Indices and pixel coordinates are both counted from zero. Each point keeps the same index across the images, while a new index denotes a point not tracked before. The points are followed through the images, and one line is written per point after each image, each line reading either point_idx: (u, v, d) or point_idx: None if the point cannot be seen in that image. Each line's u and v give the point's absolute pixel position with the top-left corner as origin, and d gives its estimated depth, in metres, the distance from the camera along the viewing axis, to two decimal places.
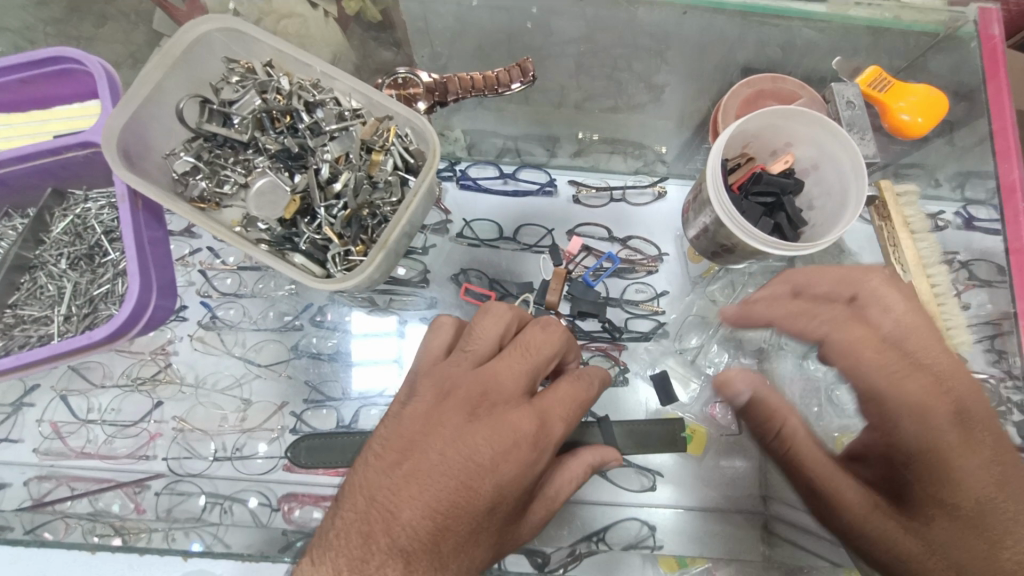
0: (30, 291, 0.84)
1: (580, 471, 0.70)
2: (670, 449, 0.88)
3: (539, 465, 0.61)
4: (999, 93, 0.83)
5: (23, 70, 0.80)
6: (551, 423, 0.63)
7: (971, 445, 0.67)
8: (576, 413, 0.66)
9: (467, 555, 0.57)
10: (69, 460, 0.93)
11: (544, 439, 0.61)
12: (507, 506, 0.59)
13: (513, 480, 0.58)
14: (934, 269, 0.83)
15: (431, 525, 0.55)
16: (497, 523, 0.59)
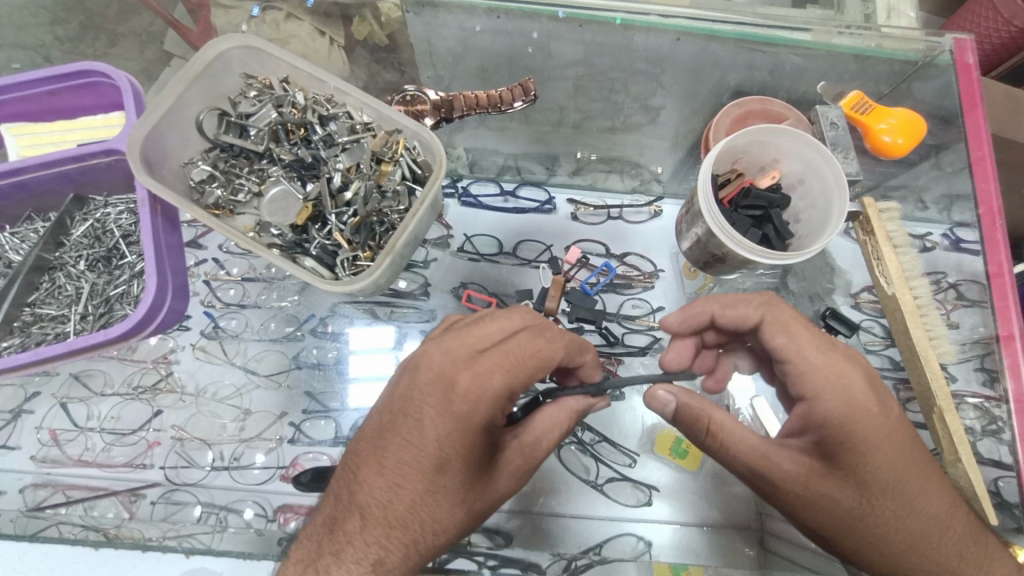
0: (48, 290, 0.86)
1: (561, 420, 0.70)
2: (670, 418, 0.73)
3: (483, 415, 0.62)
4: (977, 126, 0.87)
5: (49, 83, 0.84)
6: (487, 379, 0.62)
7: (820, 505, 0.65)
8: (528, 370, 0.65)
9: (426, 512, 0.60)
10: (65, 467, 0.92)
11: (479, 395, 0.62)
12: (458, 459, 0.61)
13: (455, 430, 0.61)
14: (916, 282, 0.86)
15: (381, 484, 0.60)
16: (454, 478, 0.61)
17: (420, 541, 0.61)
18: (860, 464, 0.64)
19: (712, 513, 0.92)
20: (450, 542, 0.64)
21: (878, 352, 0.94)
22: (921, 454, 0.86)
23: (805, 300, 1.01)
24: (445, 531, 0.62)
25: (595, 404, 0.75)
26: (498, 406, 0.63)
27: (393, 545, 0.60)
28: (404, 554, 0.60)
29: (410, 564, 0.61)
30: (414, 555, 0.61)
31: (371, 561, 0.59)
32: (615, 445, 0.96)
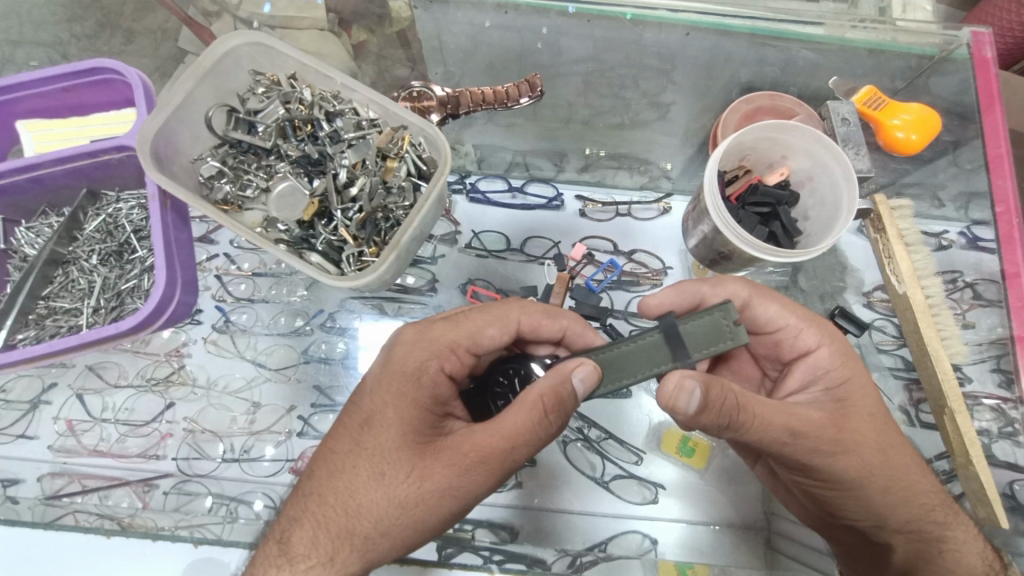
0: (62, 284, 0.88)
1: (525, 400, 0.61)
2: (711, 346, 0.64)
3: (415, 369, 0.65)
4: (994, 126, 0.85)
5: (64, 79, 0.85)
6: (427, 329, 0.68)
7: (853, 488, 0.66)
8: (475, 323, 0.69)
9: (343, 486, 0.60)
10: (81, 457, 0.95)
11: (417, 346, 0.66)
12: (381, 422, 0.62)
13: (384, 386, 0.64)
14: (928, 281, 0.85)
15: (320, 448, 0.64)
16: (373, 446, 0.61)
17: (335, 521, 0.60)
18: (867, 408, 0.67)
19: (719, 512, 0.92)
20: (373, 539, 0.59)
21: (890, 352, 0.92)
22: (933, 456, 0.84)
23: (815, 299, 0.99)
24: (360, 513, 0.59)
25: (574, 370, 0.63)
26: (436, 361, 0.66)
27: (307, 519, 0.60)
28: (317, 534, 0.60)
29: (321, 549, 0.59)
30: (327, 539, 0.59)
31: (289, 539, 0.60)
32: (622, 442, 0.96)
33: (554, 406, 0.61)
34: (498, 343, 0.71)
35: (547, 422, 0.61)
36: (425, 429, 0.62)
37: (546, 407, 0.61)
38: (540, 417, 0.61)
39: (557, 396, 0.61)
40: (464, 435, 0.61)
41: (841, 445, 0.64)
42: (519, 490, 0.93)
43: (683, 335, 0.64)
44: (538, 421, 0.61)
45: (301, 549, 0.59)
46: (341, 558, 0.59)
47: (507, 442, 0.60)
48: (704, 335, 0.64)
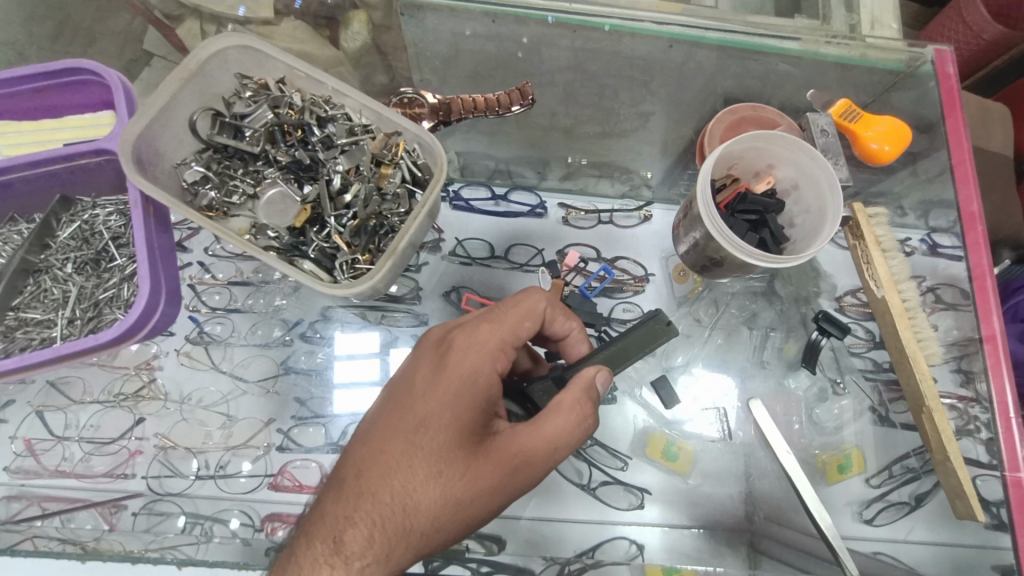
0: (34, 294, 0.83)
1: (568, 404, 0.65)
2: (650, 346, 0.76)
3: (469, 372, 0.64)
4: (956, 127, 0.90)
5: (35, 80, 0.81)
6: (479, 330, 0.66)
7: None
8: (521, 323, 0.69)
9: (401, 486, 0.59)
10: (41, 479, 0.89)
11: (472, 348, 0.65)
12: (438, 424, 0.61)
13: (440, 388, 0.62)
14: (904, 285, 0.88)
15: (367, 446, 0.61)
16: (428, 447, 0.60)
17: (391, 520, 0.58)
18: None
19: (703, 515, 0.94)
20: (427, 535, 0.59)
21: (861, 354, 0.99)
22: (908, 451, 0.91)
23: (791, 304, 1.04)
24: (417, 512, 0.59)
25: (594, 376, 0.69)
26: (490, 364, 0.65)
27: (360, 519, 0.58)
28: (373, 533, 0.58)
29: (375, 547, 0.58)
30: (383, 537, 0.58)
31: (341, 537, 0.57)
32: (608, 449, 0.97)
33: (587, 403, 0.66)
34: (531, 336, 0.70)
35: (585, 423, 0.66)
36: (478, 429, 0.62)
37: (583, 410, 0.66)
38: (578, 421, 0.65)
39: (590, 399, 0.67)
40: (513, 437, 0.62)
41: None
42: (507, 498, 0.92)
43: (607, 358, 0.75)
44: (577, 421, 0.65)
45: (356, 548, 0.57)
46: (397, 557, 0.58)
47: (552, 444, 0.63)
48: (645, 340, 0.77)
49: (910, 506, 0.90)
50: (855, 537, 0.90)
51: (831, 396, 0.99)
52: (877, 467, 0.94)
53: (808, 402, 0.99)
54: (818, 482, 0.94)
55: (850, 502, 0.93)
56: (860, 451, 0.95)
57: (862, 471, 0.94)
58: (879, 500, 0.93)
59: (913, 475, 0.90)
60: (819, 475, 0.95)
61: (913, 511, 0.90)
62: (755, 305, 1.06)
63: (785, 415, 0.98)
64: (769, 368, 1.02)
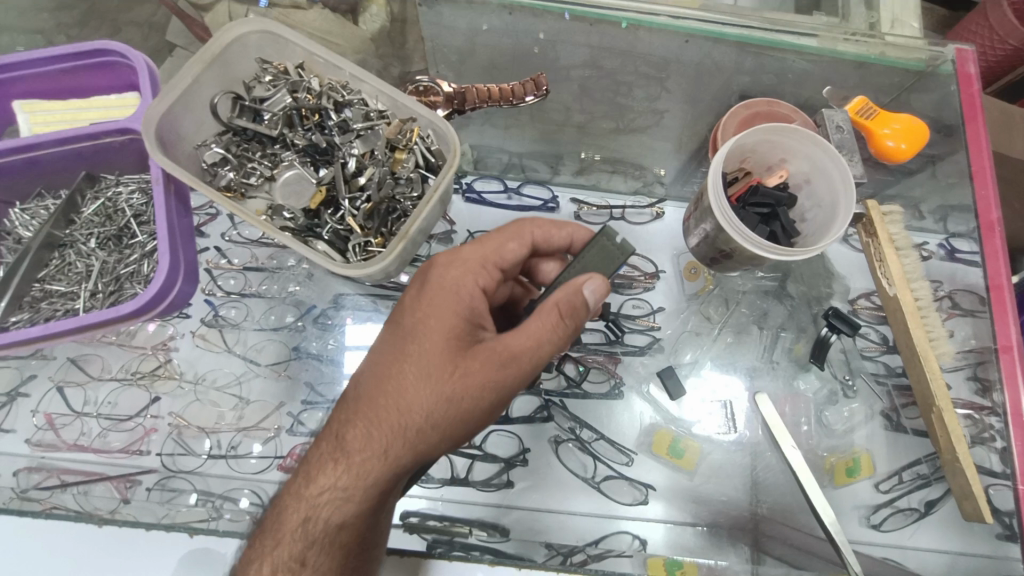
0: (58, 267, 0.86)
1: (547, 306, 0.64)
2: (605, 268, 0.71)
3: (450, 282, 0.66)
4: (977, 137, 0.88)
5: (67, 60, 0.84)
6: (459, 251, 0.69)
7: None
8: (502, 243, 0.72)
9: (391, 389, 0.62)
10: (60, 452, 0.92)
11: (451, 265, 0.68)
12: (421, 330, 0.63)
13: (422, 300, 0.65)
14: (916, 283, 0.88)
15: (365, 362, 0.65)
16: (414, 351, 0.62)
17: (383, 420, 0.61)
18: None
19: (707, 513, 0.94)
20: (421, 432, 0.61)
21: (873, 358, 0.98)
22: (917, 458, 0.91)
23: (803, 305, 1.03)
24: (407, 411, 0.61)
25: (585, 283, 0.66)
26: (470, 276, 0.67)
27: (356, 420, 0.62)
28: (370, 432, 0.61)
29: (373, 444, 0.61)
30: (379, 436, 0.61)
31: (343, 438, 0.62)
32: (613, 443, 0.97)
33: (571, 309, 0.64)
34: (518, 257, 0.74)
35: (571, 321, 0.64)
36: (464, 332, 0.64)
37: (565, 310, 0.64)
38: (558, 320, 0.64)
39: (573, 304, 0.64)
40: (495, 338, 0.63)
41: None
42: (510, 489, 0.93)
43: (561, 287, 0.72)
44: (559, 321, 0.64)
45: (355, 445, 0.61)
46: (393, 454, 0.61)
47: (535, 341, 0.63)
48: (599, 262, 0.72)
49: (920, 512, 0.88)
50: (862, 540, 0.89)
51: (842, 399, 0.98)
52: (887, 472, 0.93)
53: (817, 404, 0.98)
54: (824, 484, 0.93)
55: (858, 506, 0.92)
56: (869, 454, 0.94)
57: (871, 474, 0.93)
58: (888, 506, 0.91)
59: (923, 481, 0.90)
60: (826, 477, 0.94)
61: (923, 518, 0.88)
62: (766, 305, 1.05)
63: (794, 416, 0.98)
64: (777, 369, 1.01)
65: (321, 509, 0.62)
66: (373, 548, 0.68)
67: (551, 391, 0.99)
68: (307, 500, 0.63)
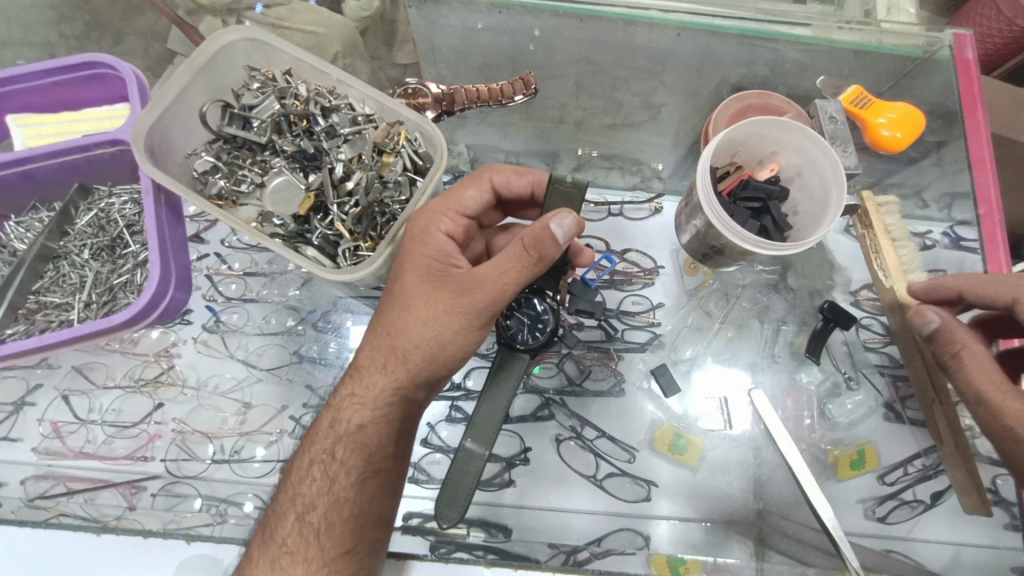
0: (53, 279, 0.87)
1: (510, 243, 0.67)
2: None
3: (420, 228, 0.72)
4: (977, 128, 0.88)
5: (59, 73, 0.84)
6: (429, 202, 0.75)
7: None
8: (464, 191, 0.76)
9: (385, 321, 0.70)
10: (67, 460, 0.94)
11: (421, 216, 0.74)
12: (402, 271, 0.71)
13: (402, 247, 0.73)
14: (913, 275, 0.86)
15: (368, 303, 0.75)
16: (398, 289, 0.70)
17: (381, 340, 0.70)
18: None
19: (709, 507, 0.94)
20: (414, 354, 0.69)
21: (877, 350, 0.96)
22: (920, 450, 0.91)
23: (805, 297, 1.03)
24: (400, 337, 0.69)
25: (553, 219, 0.65)
26: (438, 222, 0.73)
27: (364, 342, 0.72)
28: (374, 356, 0.70)
29: (376, 366, 0.70)
30: (381, 358, 0.70)
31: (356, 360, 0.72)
32: (615, 440, 0.97)
33: (535, 242, 0.65)
34: (480, 203, 0.77)
35: (537, 253, 0.66)
36: (436, 266, 0.70)
37: (525, 241, 0.65)
38: (520, 252, 0.66)
39: (536, 236, 0.65)
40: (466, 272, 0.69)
41: None
42: (511, 488, 0.93)
43: None
44: (522, 250, 0.66)
45: (362, 362, 0.72)
46: (393, 373, 0.70)
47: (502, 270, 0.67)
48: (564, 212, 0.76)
49: (926, 504, 0.88)
50: (866, 534, 0.88)
51: (845, 391, 0.97)
52: (891, 464, 0.92)
53: (820, 398, 0.97)
54: (828, 478, 0.92)
55: (863, 499, 0.91)
56: (874, 446, 0.93)
57: (876, 467, 0.92)
58: (893, 498, 0.91)
59: (929, 473, 0.90)
60: (830, 470, 0.93)
61: (929, 509, 0.88)
62: (767, 298, 1.04)
63: (796, 410, 0.97)
64: (779, 362, 1.01)
65: (343, 413, 0.70)
66: (393, 464, 0.73)
67: (550, 389, 0.99)
68: (332, 408, 0.71)
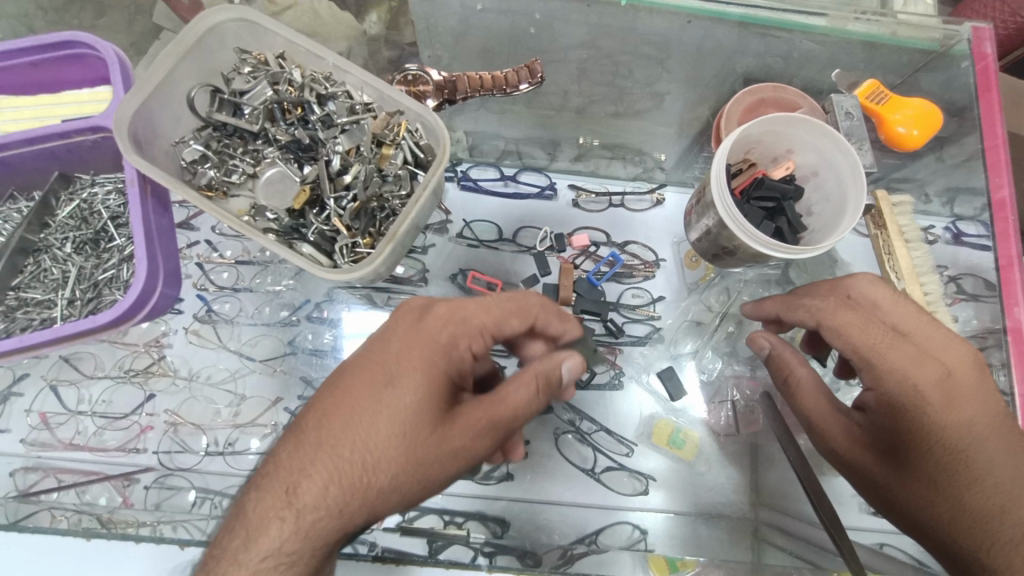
0: (34, 273, 0.84)
1: (529, 375, 0.65)
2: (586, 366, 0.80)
3: (444, 340, 0.65)
4: (991, 109, 0.85)
5: (33, 54, 0.80)
6: (460, 308, 0.67)
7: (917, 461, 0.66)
8: (496, 306, 0.69)
9: (361, 441, 0.58)
10: (56, 451, 0.91)
11: (451, 327, 0.65)
12: (407, 382, 0.61)
13: (417, 354, 0.62)
14: (926, 278, 0.84)
15: (330, 407, 0.60)
16: (393, 405, 0.59)
17: (347, 476, 0.56)
18: (969, 410, 0.66)
19: (702, 500, 0.93)
20: (385, 492, 0.58)
21: None
22: None
23: None
24: (376, 467, 0.58)
25: (566, 360, 0.68)
26: (466, 341, 0.66)
27: (316, 471, 0.56)
28: (326, 485, 0.56)
29: (329, 500, 0.56)
30: (337, 491, 0.56)
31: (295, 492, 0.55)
32: (613, 434, 0.96)
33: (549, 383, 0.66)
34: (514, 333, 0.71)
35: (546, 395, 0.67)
36: (446, 391, 0.63)
37: (541, 390, 0.66)
38: (534, 394, 0.65)
39: (550, 377, 0.66)
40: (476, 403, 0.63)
41: (953, 402, 0.66)
42: (509, 482, 0.92)
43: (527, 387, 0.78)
44: (536, 398, 0.65)
45: (308, 501, 0.55)
46: (350, 513, 0.56)
47: (516, 415, 0.64)
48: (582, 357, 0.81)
49: None
50: (860, 528, 0.88)
51: (845, 386, 0.94)
52: None
53: None
54: (826, 472, 0.91)
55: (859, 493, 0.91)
56: None
57: None
58: None
59: None
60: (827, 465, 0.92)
61: None
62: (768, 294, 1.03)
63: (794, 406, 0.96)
64: None
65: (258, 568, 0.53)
66: None
67: None
68: (246, 555, 0.53)
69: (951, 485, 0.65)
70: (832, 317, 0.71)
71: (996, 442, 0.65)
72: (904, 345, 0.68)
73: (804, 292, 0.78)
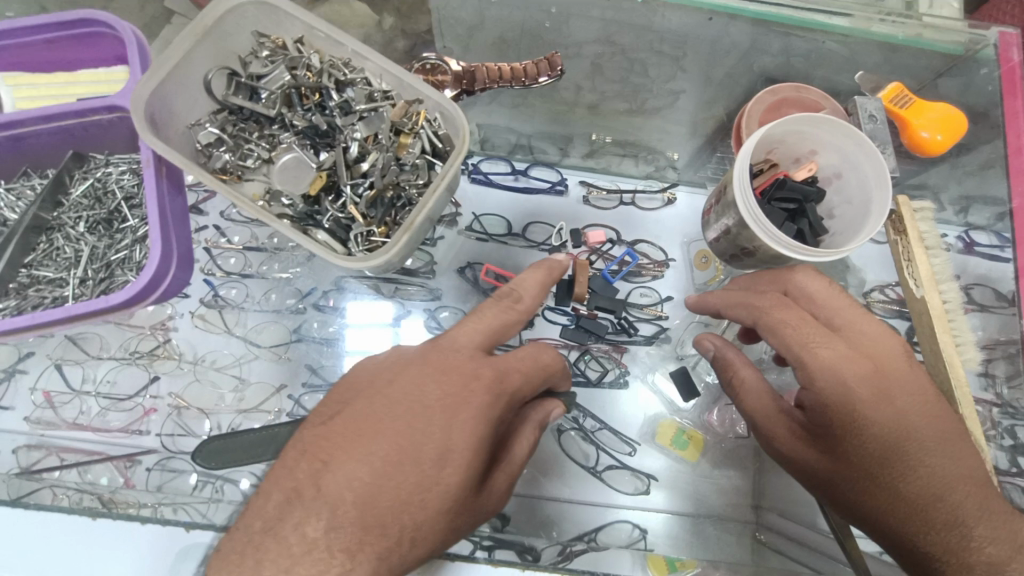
0: (45, 252, 0.84)
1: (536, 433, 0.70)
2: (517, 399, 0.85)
3: (495, 410, 0.62)
4: (1016, 112, 0.82)
5: (48, 31, 0.79)
6: (509, 376, 0.65)
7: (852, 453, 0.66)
8: (539, 368, 0.69)
9: (408, 518, 0.56)
10: (60, 431, 0.91)
11: (500, 396, 0.63)
12: (456, 461, 0.58)
13: (467, 425, 0.60)
14: (946, 285, 0.80)
15: (365, 478, 0.56)
16: (441, 480, 0.57)
17: (391, 557, 0.55)
18: (905, 400, 0.66)
19: (705, 503, 0.93)
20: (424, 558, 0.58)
21: None
22: None
23: None
24: (421, 540, 0.57)
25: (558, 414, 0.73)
26: (507, 407, 0.65)
27: (364, 554, 0.53)
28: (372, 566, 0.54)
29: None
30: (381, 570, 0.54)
31: (308, 521, 0.54)
32: (616, 432, 0.96)
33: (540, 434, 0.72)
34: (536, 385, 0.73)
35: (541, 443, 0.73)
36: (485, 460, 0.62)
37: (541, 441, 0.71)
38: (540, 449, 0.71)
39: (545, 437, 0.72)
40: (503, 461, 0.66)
41: (885, 395, 0.66)
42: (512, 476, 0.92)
43: None
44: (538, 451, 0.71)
45: None
46: None
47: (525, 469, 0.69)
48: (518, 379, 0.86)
49: None
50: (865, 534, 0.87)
51: None
52: None
53: None
54: None
55: None
56: None
57: None
58: None
59: None
60: None
61: None
62: None
63: None
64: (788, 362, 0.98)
65: None
66: None
67: None
68: None
69: (886, 476, 0.65)
70: (768, 316, 0.72)
71: (930, 428, 0.65)
72: (835, 341, 0.69)
73: (746, 288, 0.79)
